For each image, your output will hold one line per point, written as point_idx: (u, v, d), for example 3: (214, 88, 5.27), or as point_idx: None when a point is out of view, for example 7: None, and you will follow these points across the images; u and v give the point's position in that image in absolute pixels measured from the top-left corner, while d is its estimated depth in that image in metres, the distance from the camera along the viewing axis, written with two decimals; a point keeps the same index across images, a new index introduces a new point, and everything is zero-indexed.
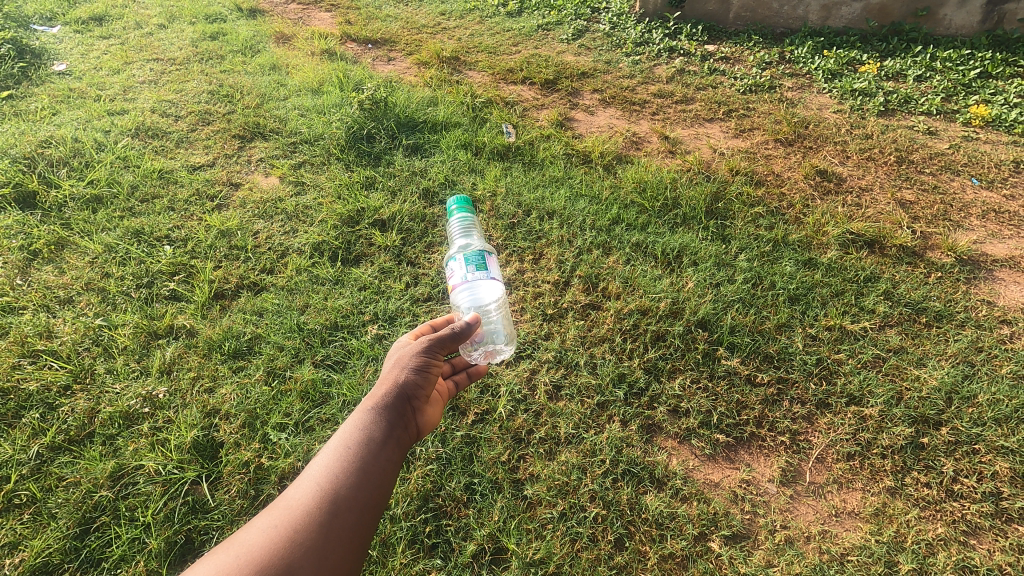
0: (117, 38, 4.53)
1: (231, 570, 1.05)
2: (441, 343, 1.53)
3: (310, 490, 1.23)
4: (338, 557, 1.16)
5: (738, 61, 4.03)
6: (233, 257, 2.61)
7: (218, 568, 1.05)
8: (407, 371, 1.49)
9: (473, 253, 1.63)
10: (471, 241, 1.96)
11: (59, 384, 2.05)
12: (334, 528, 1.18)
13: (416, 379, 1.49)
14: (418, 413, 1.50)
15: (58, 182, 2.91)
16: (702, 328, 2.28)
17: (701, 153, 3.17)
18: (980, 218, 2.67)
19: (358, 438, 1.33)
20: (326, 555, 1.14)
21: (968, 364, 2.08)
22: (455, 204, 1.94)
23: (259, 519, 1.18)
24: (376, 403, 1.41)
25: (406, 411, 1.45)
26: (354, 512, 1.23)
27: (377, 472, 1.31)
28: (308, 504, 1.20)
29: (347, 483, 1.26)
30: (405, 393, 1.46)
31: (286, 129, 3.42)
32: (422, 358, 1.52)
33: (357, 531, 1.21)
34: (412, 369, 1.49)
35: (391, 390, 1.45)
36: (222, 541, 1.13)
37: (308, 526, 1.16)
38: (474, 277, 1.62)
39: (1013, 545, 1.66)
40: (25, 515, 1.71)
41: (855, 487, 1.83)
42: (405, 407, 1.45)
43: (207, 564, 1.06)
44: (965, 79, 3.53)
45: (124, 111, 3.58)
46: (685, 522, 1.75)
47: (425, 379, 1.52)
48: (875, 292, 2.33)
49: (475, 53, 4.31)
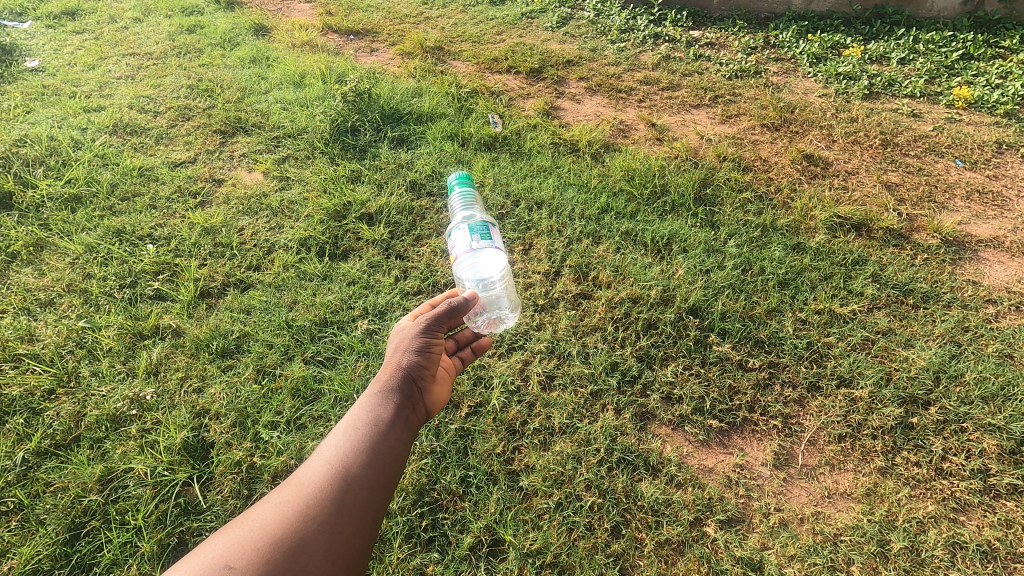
0: (90, 32, 4.42)
1: (247, 544, 1.08)
2: (441, 320, 1.53)
3: (321, 470, 1.25)
4: (350, 532, 1.19)
5: (723, 46, 4.01)
6: (218, 255, 2.57)
7: (233, 542, 1.09)
8: (410, 353, 1.49)
9: (478, 224, 1.66)
10: (472, 213, 2.02)
11: (42, 388, 2.01)
12: (346, 506, 1.20)
13: (419, 360, 1.49)
14: (424, 394, 1.50)
15: (35, 182, 2.84)
16: (693, 314, 2.28)
17: (688, 140, 3.16)
18: (964, 200, 2.70)
19: (365, 419, 1.34)
20: (337, 530, 1.17)
21: (956, 344, 2.11)
22: (456, 181, 2.04)
23: (273, 496, 1.21)
24: (382, 385, 1.42)
25: (412, 392, 1.45)
26: (365, 489, 1.24)
27: (386, 451, 1.32)
28: (319, 482, 1.22)
29: (357, 462, 1.27)
30: (410, 375, 1.46)
31: (268, 123, 3.36)
32: (422, 339, 1.51)
33: (368, 508, 1.24)
34: (414, 351, 1.49)
35: (395, 373, 1.45)
36: (238, 517, 1.16)
37: (319, 502, 1.18)
38: (479, 246, 1.64)
39: (1001, 520, 1.69)
40: (13, 523, 1.68)
41: (847, 468, 1.85)
42: (411, 389, 1.45)
43: (222, 538, 1.10)
44: (948, 61, 3.54)
45: (100, 108, 3.50)
46: (680, 508, 1.76)
47: (428, 360, 1.52)
48: (863, 274, 2.34)
49: (458, 42, 4.26)
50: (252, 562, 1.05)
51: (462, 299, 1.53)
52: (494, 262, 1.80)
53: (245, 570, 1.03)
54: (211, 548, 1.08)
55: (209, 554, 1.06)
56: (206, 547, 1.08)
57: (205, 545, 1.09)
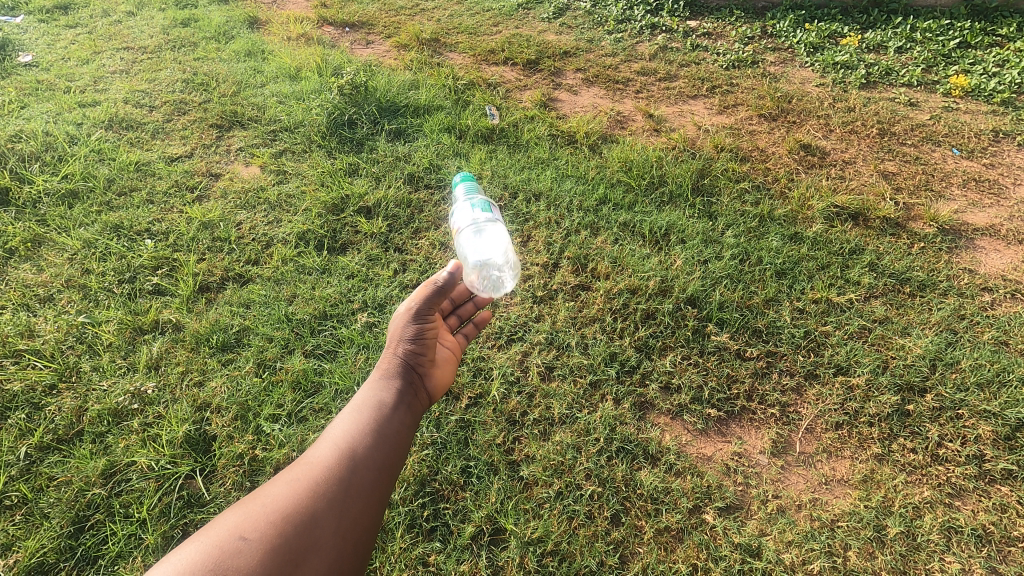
0: (84, 26, 4.38)
1: (260, 518, 1.10)
2: (432, 301, 1.56)
3: (328, 450, 1.27)
4: (359, 509, 1.21)
5: (720, 37, 3.99)
6: (217, 250, 2.57)
7: (245, 516, 1.10)
8: (407, 341, 1.51)
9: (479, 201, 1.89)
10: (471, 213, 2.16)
11: (43, 383, 2.01)
12: (354, 484, 1.22)
13: (418, 347, 1.50)
14: (425, 381, 1.51)
15: (32, 178, 2.83)
16: (691, 304, 2.29)
17: (686, 131, 3.16)
18: (961, 188, 2.71)
19: (369, 404, 1.36)
20: (346, 508, 1.19)
21: (952, 331, 2.13)
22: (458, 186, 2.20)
23: (282, 475, 1.22)
24: (383, 372, 1.44)
25: (413, 379, 1.47)
26: (371, 469, 1.26)
27: (390, 434, 1.34)
28: (328, 461, 1.24)
29: (363, 444, 1.29)
30: (410, 361, 1.48)
31: (265, 117, 3.35)
32: (419, 327, 1.53)
33: (375, 487, 1.25)
34: (412, 339, 1.51)
35: (395, 360, 1.47)
36: (249, 495, 1.18)
37: (327, 480, 1.20)
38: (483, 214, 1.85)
39: (996, 505, 1.71)
40: (17, 516, 1.69)
41: (844, 455, 1.87)
42: (411, 375, 1.47)
43: (234, 512, 1.12)
44: (944, 49, 3.53)
45: (95, 103, 3.48)
46: (679, 496, 1.78)
47: (427, 348, 1.54)
48: (860, 264, 2.36)
49: (455, 34, 4.24)
50: (264, 535, 1.07)
51: (445, 276, 1.57)
52: (497, 239, 1.99)
53: (258, 541, 1.05)
54: (225, 520, 1.10)
55: (223, 525, 1.08)
56: (219, 522, 1.10)
57: (218, 520, 1.10)
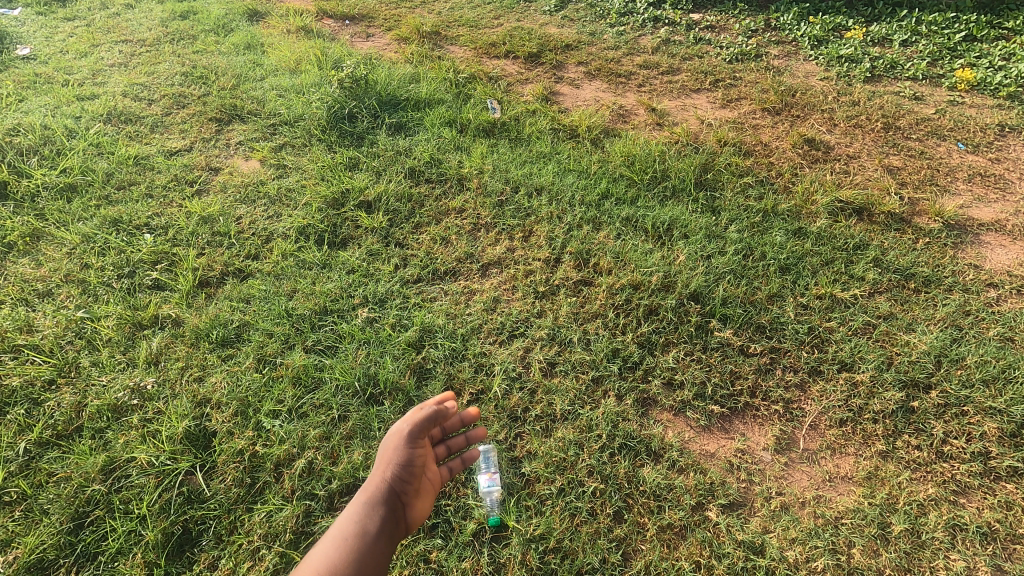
0: (82, 19, 4.35)
1: None
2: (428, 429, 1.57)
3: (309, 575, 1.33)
4: None
5: (724, 29, 3.95)
6: (217, 244, 2.55)
7: None
8: (394, 466, 1.51)
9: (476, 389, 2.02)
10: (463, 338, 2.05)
11: (42, 378, 2.00)
12: None
13: (405, 472, 1.51)
14: (414, 506, 1.52)
15: (30, 172, 2.81)
16: (694, 300, 2.28)
17: (689, 125, 3.13)
18: (967, 183, 2.68)
19: (353, 531, 1.41)
20: None
21: (957, 327, 2.11)
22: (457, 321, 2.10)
23: None
24: (369, 497, 1.47)
25: (399, 506, 1.48)
26: None
27: (372, 567, 1.38)
28: None
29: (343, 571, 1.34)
30: (396, 489, 1.49)
31: (264, 111, 3.33)
32: (407, 453, 1.53)
33: None
34: (399, 465, 1.51)
35: (381, 484, 1.49)
36: None
37: None
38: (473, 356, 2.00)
39: (1001, 502, 1.70)
40: (16, 513, 1.68)
41: (848, 452, 1.86)
42: (397, 503, 1.48)
43: None
44: (950, 42, 3.48)
45: (93, 96, 3.45)
46: (682, 493, 1.77)
47: (414, 475, 1.52)
48: (865, 259, 2.34)
49: (455, 27, 4.20)
50: None
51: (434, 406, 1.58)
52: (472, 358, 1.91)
53: None
54: None
55: None
56: None
57: None
